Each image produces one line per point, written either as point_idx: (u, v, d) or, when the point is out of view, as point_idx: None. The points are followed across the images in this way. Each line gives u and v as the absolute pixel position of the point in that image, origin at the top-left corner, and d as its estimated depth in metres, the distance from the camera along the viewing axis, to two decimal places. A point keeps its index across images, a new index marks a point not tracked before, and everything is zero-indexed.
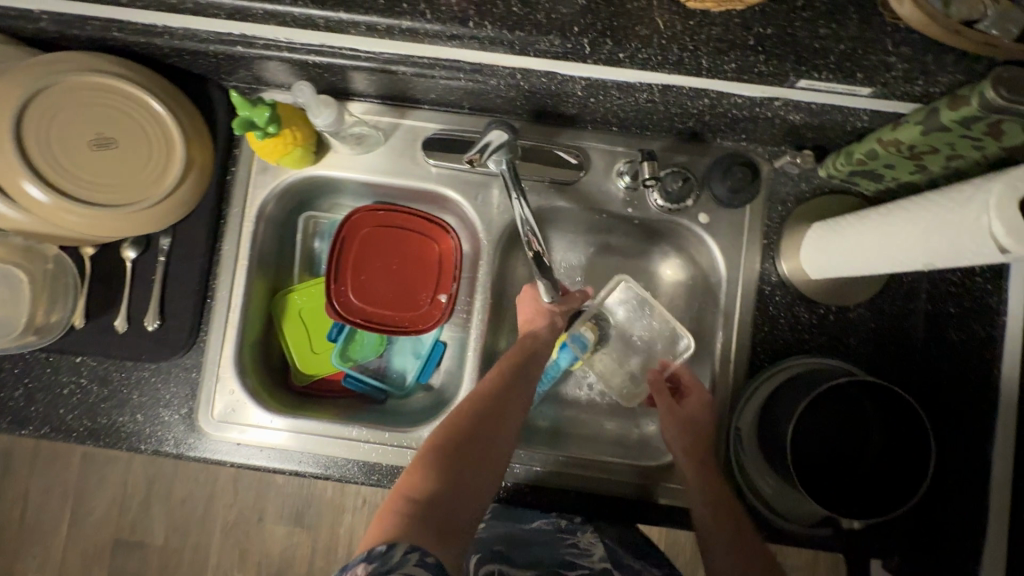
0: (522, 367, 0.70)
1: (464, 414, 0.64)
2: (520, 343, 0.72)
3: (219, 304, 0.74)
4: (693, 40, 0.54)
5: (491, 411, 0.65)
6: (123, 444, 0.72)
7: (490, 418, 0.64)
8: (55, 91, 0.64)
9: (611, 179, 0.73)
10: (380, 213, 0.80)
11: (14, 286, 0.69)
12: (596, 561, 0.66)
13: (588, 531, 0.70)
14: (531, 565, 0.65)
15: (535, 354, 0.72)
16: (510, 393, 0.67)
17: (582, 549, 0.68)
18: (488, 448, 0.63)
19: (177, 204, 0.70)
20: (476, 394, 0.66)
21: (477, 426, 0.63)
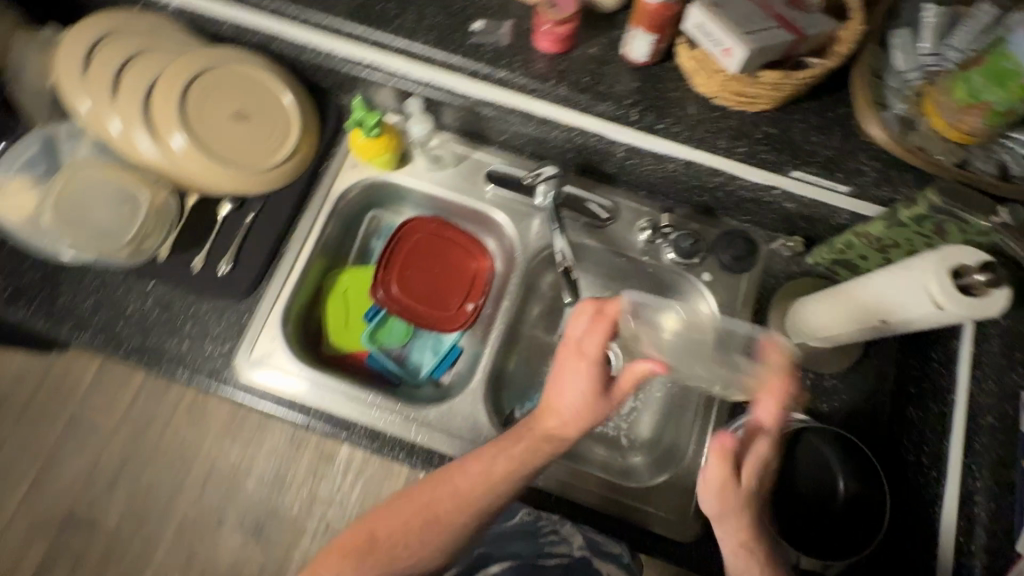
0: (517, 473, 0.68)
1: (417, 513, 0.68)
2: (530, 446, 0.68)
3: (284, 264, 0.86)
4: (714, 126, 0.72)
5: (446, 523, 0.68)
6: (164, 365, 0.80)
7: (469, 510, 0.68)
8: (219, 72, 0.81)
9: (633, 232, 0.88)
10: (434, 224, 0.94)
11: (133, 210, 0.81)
12: (574, 549, 0.76)
13: (569, 525, 0.78)
14: (510, 556, 0.76)
15: (529, 462, 0.69)
16: (480, 506, 0.68)
17: (561, 538, 0.77)
18: (454, 531, 0.68)
19: (275, 179, 0.84)
20: (435, 499, 0.68)
21: (416, 527, 0.68)
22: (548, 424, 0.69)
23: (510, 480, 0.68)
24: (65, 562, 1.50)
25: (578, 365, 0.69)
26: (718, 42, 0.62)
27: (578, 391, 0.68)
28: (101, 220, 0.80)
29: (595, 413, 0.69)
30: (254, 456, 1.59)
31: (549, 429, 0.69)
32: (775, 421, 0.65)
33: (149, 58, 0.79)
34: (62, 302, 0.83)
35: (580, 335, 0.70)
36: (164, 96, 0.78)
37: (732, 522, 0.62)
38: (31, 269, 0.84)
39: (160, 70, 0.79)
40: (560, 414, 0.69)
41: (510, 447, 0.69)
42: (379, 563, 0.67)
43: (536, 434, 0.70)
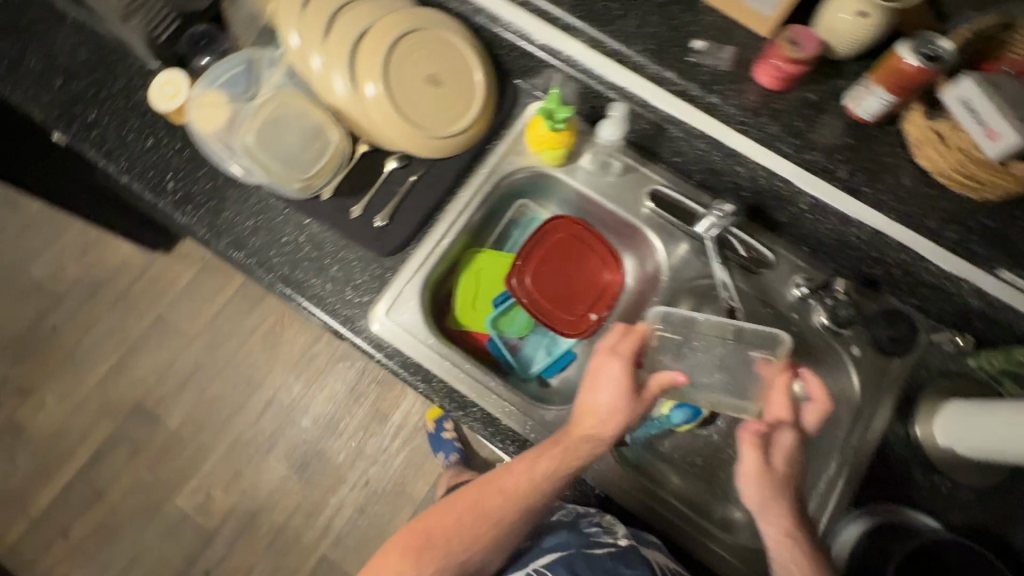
0: (563, 471, 0.70)
1: (471, 510, 0.71)
2: (571, 447, 0.70)
3: (435, 232, 0.87)
4: (925, 204, 0.68)
5: (496, 518, 0.71)
6: (305, 301, 0.83)
7: (518, 509, 0.70)
8: (426, 33, 0.82)
9: (787, 285, 0.84)
10: (579, 227, 0.93)
11: (316, 142, 0.83)
12: (606, 536, 0.79)
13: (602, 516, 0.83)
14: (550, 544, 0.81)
15: (556, 459, 0.70)
16: (535, 496, 0.70)
17: (595, 528, 0.81)
18: (492, 534, 0.70)
19: (448, 147, 0.85)
20: (484, 492, 0.71)
21: (468, 519, 0.71)
22: (587, 419, 0.72)
23: (547, 480, 0.70)
24: (124, 449, 1.58)
25: (601, 370, 0.74)
26: (981, 121, 0.58)
27: (612, 398, 0.72)
28: (285, 146, 0.82)
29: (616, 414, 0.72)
30: (314, 397, 1.63)
31: (591, 429, 0.71)
32: (792, 403, 0.71)
33: (367, 6, 0.81)
34: (225, 217, 0.87)
35: (620, 343, 0.75)
36: (374, 45, 0.80)
37: (774, 516, 0.68)
38: (204, 179, 0.88)
39: (374, 20, 0.81)
40: (595, 416, 0.72)
41: (548, 449, 0.71)
42: (434, 559, 0.69)
43: (583, 431, 0.71)
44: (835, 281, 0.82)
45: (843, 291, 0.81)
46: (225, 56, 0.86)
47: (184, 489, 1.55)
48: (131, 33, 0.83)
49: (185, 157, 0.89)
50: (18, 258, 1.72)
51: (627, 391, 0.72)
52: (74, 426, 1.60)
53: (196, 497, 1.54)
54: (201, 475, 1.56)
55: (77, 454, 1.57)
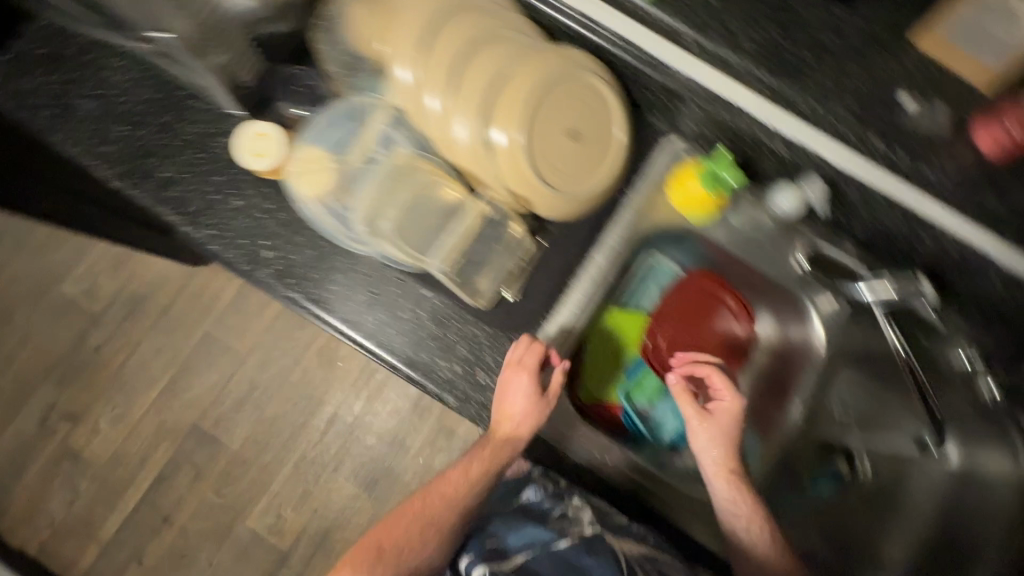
0: (487, 473, 0.71)
1: (417, 518, 0.70)
2: (492, 449, 0.71)
3: (568, 302, 0.77)
4: None
5: (439, 520, 0.70)
6: (435, 386, 0.75)
7: (463, 509, 0.71)
8: (568, 80, 0.70)
9: (952, 353, 0.78)
10: (710, 284, 0.88)
11: (455, 218, 0.75)
12: (583, 528, 0.71)
13: (575, 498, 0.74)
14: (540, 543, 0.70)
15: (495, 456, 0.71)
16: (470, 499, 0.71)
17: (569, 515, 0.72)
18: (444, 533, 0.70)
19: (586, 207, 0.75)
20: (425, 497, 0.72)
21: (417, 530, 0.70)
22: (503, 429, 0.70)
23: (484, 485, 0.71)
24: (187, 472, 1.54)
25: (508, 381, 0.71)
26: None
27: (518, 404, 0.70)
28: (426, 227, 0.75)
29: (529, 415, 0.71)
30: (377, 413, 1.59)
31: (507, 433, 0.70)
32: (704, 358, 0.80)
33: (505, 49, 0.69)
34: (332, 290, 0.77)
35: (527, 358, 0.71)
36: (514, 98, 0.68)
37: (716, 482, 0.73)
38: (304, 246, 0.77)
39: (511, 66, 0.69)
40: (500, 429, 0.70)
41: (471, 454, 0.72)
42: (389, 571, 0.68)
43: (499, 437, 0.70)
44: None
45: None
46: (329, 106, 0.74)
47: (254, 510, 1.53)
48: (206, 69, 0.66)
49: (281, 220, 0.78)
50: (48, 273, 1.61)
51: (544, 409, 0.72)
52: (132, 450, 1.55)
53: (266, 518, 1.53)
54: (269, 496, 1.54)
55: (138, 479, 1.53)
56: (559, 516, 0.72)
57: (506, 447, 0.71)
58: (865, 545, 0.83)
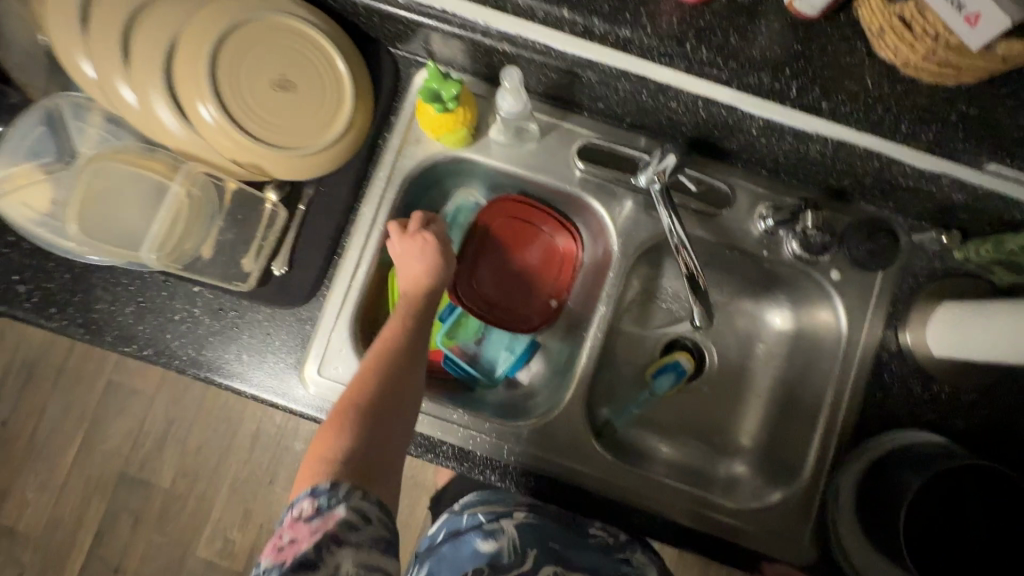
0: (409, 333, 0.67)
1: (346, 419, 0.57)
2: (401, 311, 0.70)
3: (346, 262, 0.73)
4: (898, 104, 0.56)
5: (378, 397, 0.60)
6: (224, 381, 0.72)
7: (400, 354, 0.65)
8: (257, 27, 0.65)
9: (750, 220, 0.75)
10: (517, 205, 0.81)
11: (167, 205, 0.68)
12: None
13: (637, 551, 0.70)
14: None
15: (399, 333, 0.67)
16: (395, 350, 0.65)
17: (631, 565, 0.68)
18: (399, 395, 0.61)
19: (327, 159, 0.69)
20: (344, 400, 0.60)
21: (358, 425, 0.57)
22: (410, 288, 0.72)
23: (406, 353, 0.65)
24: (125, 519, 1.53)
25: (416, 247, 0.72)
26: (959, 5, 0.44)
27: (418, 261, 0.72)
28: (133, 222, 0.67)
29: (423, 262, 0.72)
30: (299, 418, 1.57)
31: (431, 292, 0.71)
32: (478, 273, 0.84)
33: (174, 8, 0.63)
34: (98, 310, 0.73)
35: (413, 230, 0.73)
36: (192, 57, 0.62)
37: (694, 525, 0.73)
38: (58, 272, 0.73)
39: (184, 25, 0.63)
40: (420, 284, 0.71)
41: (382, 343, 0.66)
42: (363, 432, 0.57)
43: (422, 300, 0.71)
44: (803, 212, 0.71)
45: (812, 226, 0.71)
46: (15, 117, 0.66)
47: (201, 540, 1.53)
48: None
49: (26, 250, 0.73)
50: None
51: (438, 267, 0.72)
52: (65, 512, 1.53)
53: (215, 545, 1.53)
54: (212, 524, 1.53)
55: (79, 538, 1.53)
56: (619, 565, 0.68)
57: (416, 319, 0.69)
58: (715, 432, 0.82)
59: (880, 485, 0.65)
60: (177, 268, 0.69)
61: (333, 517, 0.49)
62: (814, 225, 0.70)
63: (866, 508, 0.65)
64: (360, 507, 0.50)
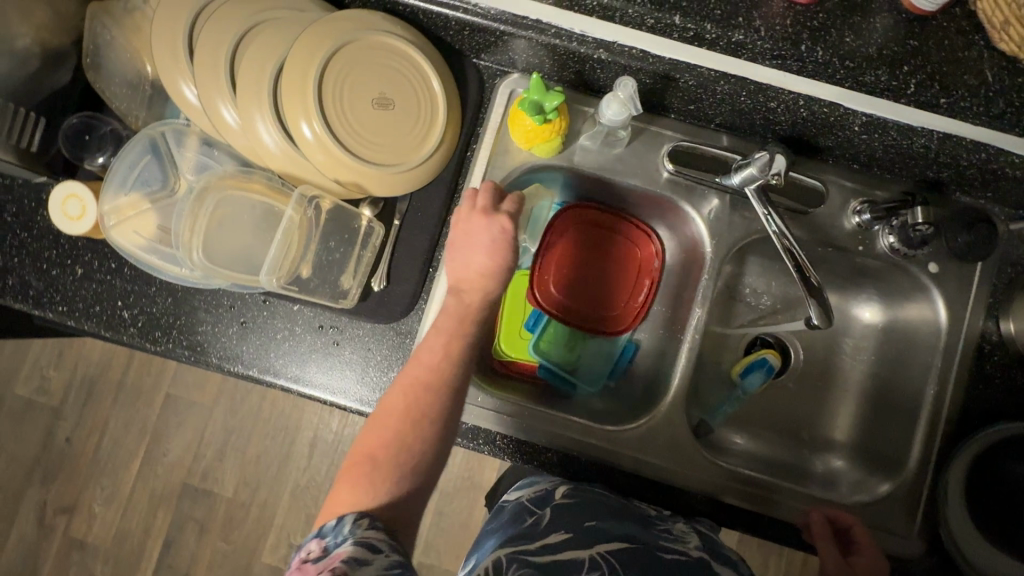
0: (444, 364, 0.63)
1: (372, 464, 0.59)
2: (438, 332, 0.65)
3: (443, 274, 0.74)
4: (1020, 97, 0.56)
5: (407, 441, 0.60)
6: (329, 397, 0.73)
7: (437, 391, 0.62)
8: (356, 46, 0.65)
9: (843, 215, 0.75)
10: (592, 213, 0.83)
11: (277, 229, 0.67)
12: (692, 547, 0.67)
13: (681, 522, 0.72)
14: (627, 537, 0.66)
15: (433, 363, 0.63)
16: (436, 387, 0.62)
17: (675, 534, 0.69)
18: (424, 434, 0.60)
19: (420, 176, 0.70)
20: (371, 439, 0.60)
21: (383, 471, 0.58)
22: (467, 280, 0.68)
23: (436, 386, 0.62)
24: (191, 529, 1.56)
25: (468, 217, 0.68)
26: None
27: (477, 241, 0.68)
28: (246, 245, 0.67)
29: (481, 231, 0.68)
30: (355, 423, 1.59)
31: (483, 295, 0.68)
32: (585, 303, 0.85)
33: (276, 31, 0.64)
34: (201, 332, 0.74)
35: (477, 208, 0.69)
36: (298, 80, 0.62)
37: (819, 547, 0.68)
38: (160, 296, 0.75)
39: (286, 47, 0.63)
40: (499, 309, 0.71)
41: (414, 373, 0.63)
42: (388, 480, 0.58)
43: (472, 301, 0.68)
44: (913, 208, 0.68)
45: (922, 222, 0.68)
46: (121, 147, 0.68)
47: (266, 546, 1.56)
48: None
49: (129, 277, 0.75)
50: None
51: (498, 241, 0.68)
52: (133, 523, 1.57)
53: (280, 551, 1.56)
54: (276, 530, 1.56)
55: (148, 548, 1.56)
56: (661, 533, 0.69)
57: (451, 340, 0.64)
58: (808, 427, 0.82)
59: (1002, 485, 0.66)
60: (293, 290, 0.68)
61: (339, 554, 0.50)
62: (925, 222, 0.67)
63: (980, 504, 0.67)
64: (369, 541, 0.52)
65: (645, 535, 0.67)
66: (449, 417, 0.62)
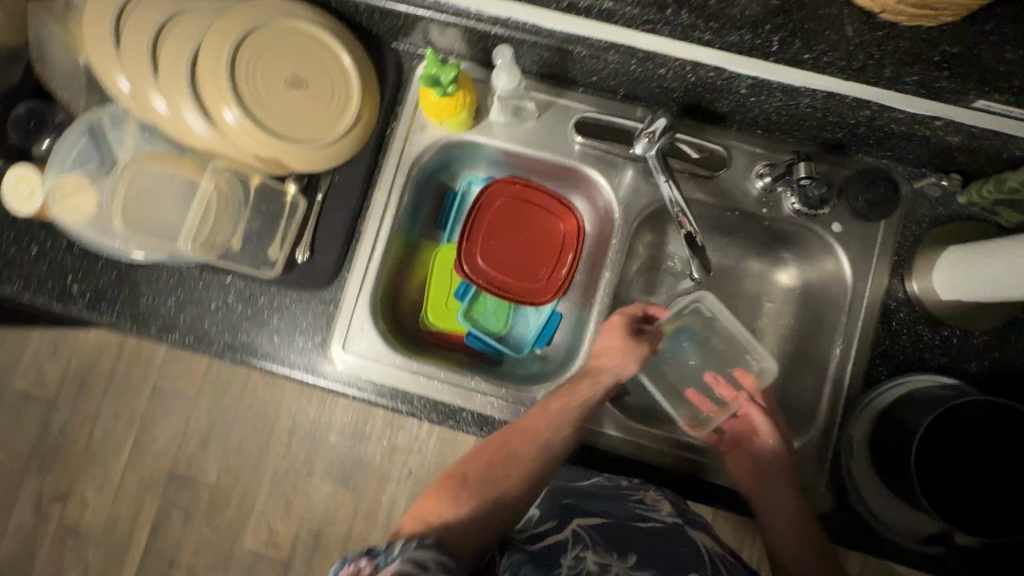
0: (563, 412, 0.70)
1: (483, 486, 0.64)
2: (568, 389, 0.71)
3: (364, 243, 0.79)
4: (881, 50, 0.58)
5: (526, 463, 0.66)
6: (258, 362, 0.78)
7: (546, 436, 0.68)
8: (267, 32, 0.70)
9: (748, 179, 0.77)
10: (517, 187, 0.85)
11: (201, 203, 0.73)
12: (665, 514, 0.70)
13: (650, 489, 0.74)
14: (604, 514, 0.69)
15: (562, 412, 0.69)
16: (551, 431, 0.68)
17: (650, 503, 0.72)
18: (525, 466, 0.66)
19: (339, 152, 0.75)
20: (478, 455, 0.67)
21: (488, 493, 0.64)
22: (603, 361, 0.73)
23: (560, 428, 0.68)
24: (176, 515, 1.63)
25: (615, 338, 0.74)
26: None
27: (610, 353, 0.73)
28: (168, 216, 0.73)
29: (626, 360, 0.73)
30: (331, 412, 1.64)
31: (602, 362, 0.73)
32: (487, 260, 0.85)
33: (194, 19, 0.69)
34: (143, 303, 0.80)
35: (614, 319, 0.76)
36: (213, 63, 0.68)
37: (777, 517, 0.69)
38: (106, 270, 0.81)
39: (203, 34, 0.69)
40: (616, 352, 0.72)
41: (547, 409, 0.69)
42: (474, 498, 0.63)
43: (600, 379, 0.73)
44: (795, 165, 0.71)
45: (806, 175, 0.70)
46: (64, 132, 0.75)
47: (247, 531, 1.61)
48: None
49: (78, 253, 0.81)
50: None
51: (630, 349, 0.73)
52: (122, 509, 1.64)
53: (260, 535, 1.61)
54: (257, 515, 1.61)
55: (136, 533, 1.63)
56: (638, 503, 0.71)
57: (575, 397, 0.71)
58: None
59: (890, 427, 0.67)
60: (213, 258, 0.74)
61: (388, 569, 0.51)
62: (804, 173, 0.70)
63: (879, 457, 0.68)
64: (416, 558, 0.52)
65: (620, 508, 0.70)
66: (552, 451, 0.67)
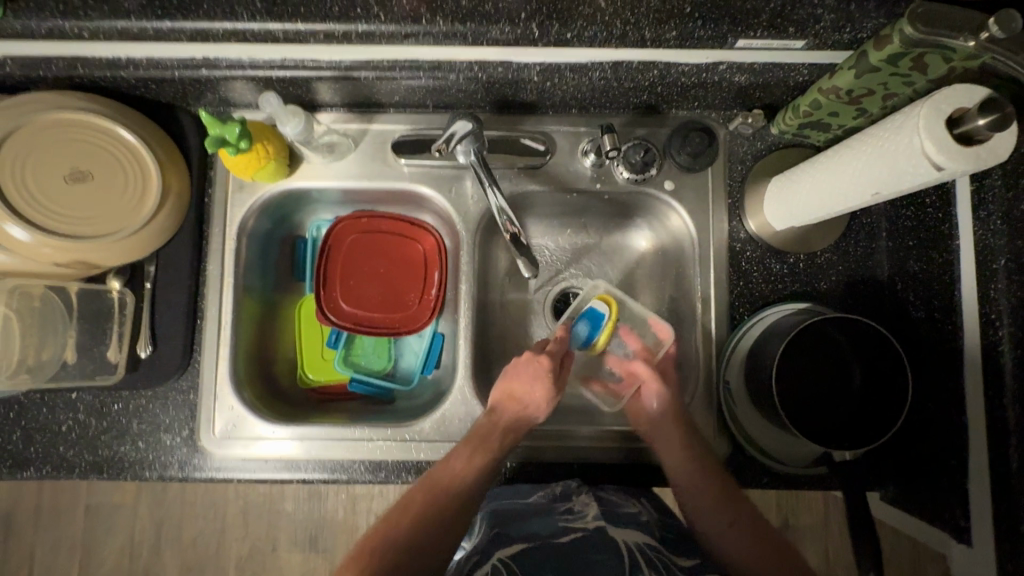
0: (499, 441, 0.69)
1: (423, 525, 0.65)
2: (490, 427, 0.70)
3: (210, 320, 0.75)
4: (635, 13, 0.59)
5: (460, 502, 0.67)
6: (127, 473, 0.73)
7: (487, 466, 0.68)
8: (30, 131, 0.65)
9: (576, 159, 0.77)
10: (364, 220, 0.82)
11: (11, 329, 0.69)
12: (590, 520, 0.65)
13: (584, 493, 0.70)
14: (527, 536, 0.64)
15: (500, 448, 0.69)
16: (487, 462, 0.68)
17: (575, 512, 0.67)
18: (464, 504, 0.67)
19: (154, 231, 0.70)
20: (422, 495, 0.67)
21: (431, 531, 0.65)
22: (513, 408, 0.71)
23: (492, 459, 0.69)
24: None
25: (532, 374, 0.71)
26: None
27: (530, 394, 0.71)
28: None
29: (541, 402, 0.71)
30: None
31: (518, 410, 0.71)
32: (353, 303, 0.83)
33: None
34: None
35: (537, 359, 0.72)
36: None
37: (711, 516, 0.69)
38: None
39: None
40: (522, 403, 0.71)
41: (479, 447, 0.69)
42: (419, 539, 0.64)
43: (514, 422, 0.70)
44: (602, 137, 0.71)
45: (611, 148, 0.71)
46: None
47: None
48: None
49: None
50: None
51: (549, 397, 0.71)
52: None
53: None
54: None
55: None
56: (564, 514, 0.67)
57: (503, 432, 0.70)
58: None
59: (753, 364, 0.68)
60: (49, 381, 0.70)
61: None
62: (610, 147, 0.70)
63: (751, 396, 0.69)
64: None
65: (543, 524, 0.65)
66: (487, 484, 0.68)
